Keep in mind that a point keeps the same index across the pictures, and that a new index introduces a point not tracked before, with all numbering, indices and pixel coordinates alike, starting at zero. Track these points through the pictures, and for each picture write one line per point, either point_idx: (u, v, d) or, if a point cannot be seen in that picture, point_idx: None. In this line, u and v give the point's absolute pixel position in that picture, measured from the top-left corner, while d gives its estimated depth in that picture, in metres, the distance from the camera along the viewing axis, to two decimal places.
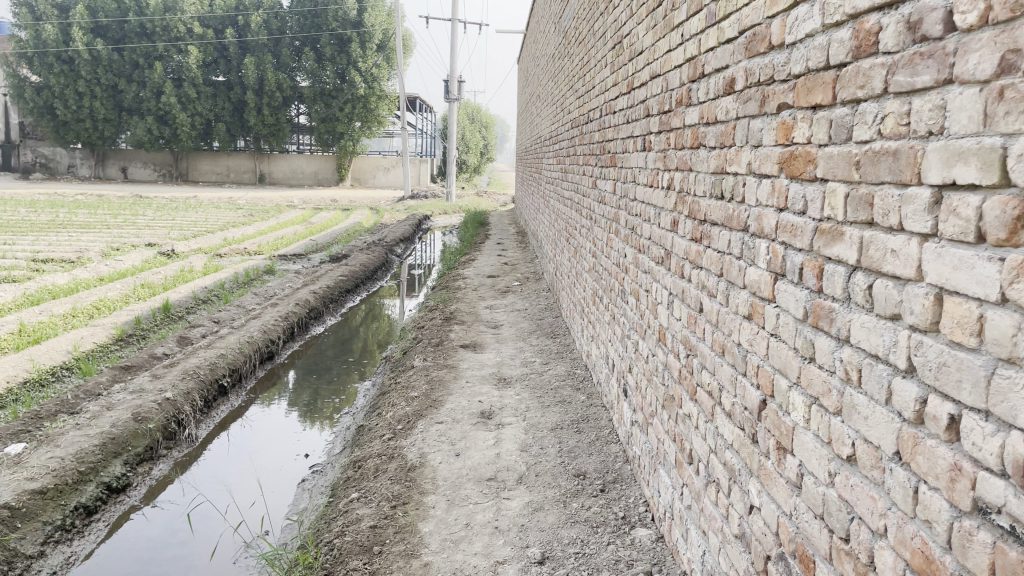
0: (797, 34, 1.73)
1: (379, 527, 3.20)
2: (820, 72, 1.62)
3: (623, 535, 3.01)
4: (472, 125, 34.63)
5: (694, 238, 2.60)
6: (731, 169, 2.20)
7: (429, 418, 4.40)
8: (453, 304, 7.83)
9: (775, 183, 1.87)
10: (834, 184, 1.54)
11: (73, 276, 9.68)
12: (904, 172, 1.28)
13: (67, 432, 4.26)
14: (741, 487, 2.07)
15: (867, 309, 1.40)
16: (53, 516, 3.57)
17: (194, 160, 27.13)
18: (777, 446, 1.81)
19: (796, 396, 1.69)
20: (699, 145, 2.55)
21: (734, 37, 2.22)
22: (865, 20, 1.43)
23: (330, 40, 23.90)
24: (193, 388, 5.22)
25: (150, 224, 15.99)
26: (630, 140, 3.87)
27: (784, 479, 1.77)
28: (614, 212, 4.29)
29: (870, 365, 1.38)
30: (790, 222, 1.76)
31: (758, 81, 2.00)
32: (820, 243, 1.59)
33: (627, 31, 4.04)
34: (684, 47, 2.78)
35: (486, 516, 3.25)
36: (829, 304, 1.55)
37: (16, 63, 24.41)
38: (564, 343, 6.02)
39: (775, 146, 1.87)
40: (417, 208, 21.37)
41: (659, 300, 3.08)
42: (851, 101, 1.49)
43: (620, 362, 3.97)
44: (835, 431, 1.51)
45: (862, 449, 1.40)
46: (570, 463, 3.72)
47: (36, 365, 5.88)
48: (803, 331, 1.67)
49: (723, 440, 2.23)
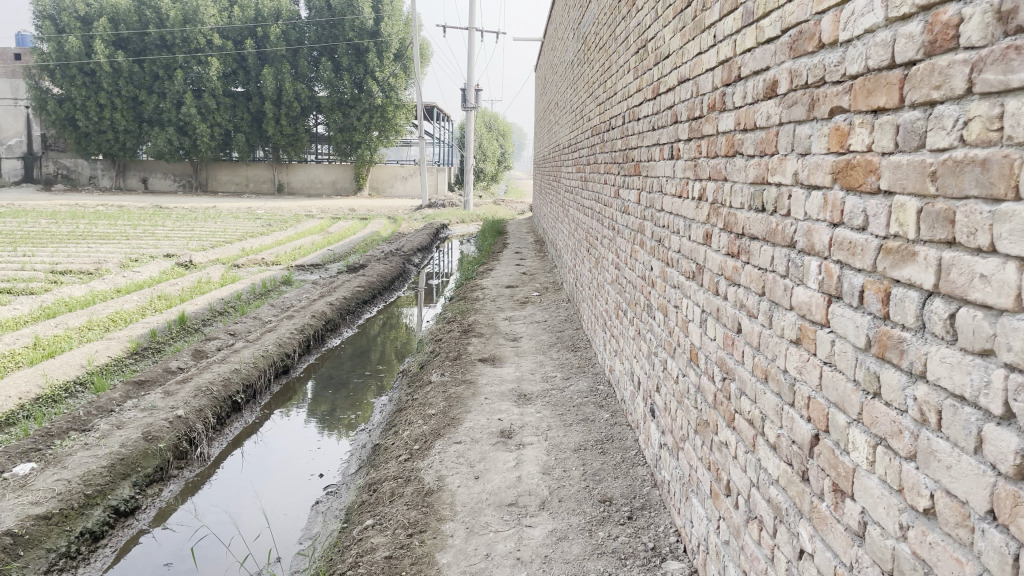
0: (855, 31, 1.56)
1: (394, 558, 3.04)
2: (883, 72, 1.45)
3: (653, 569, 2.82)
4: (490, 134, 34.66)
5: (730, 253, 2.41)
6: (774, 180, 2.02)
7: (447, 437, 4.24)
8: (472, 316, 7.67)
9: (828, 196, 1.69)
10: (903, 198, 1.36)
11: (90, 288, 9.61)
12: (995, 186, 1.11)
13: (75, 452, 4.14)
14: (789, 528, 1.88)
15: (948, 341, 1.22)
16: (57, 543, 3.44)
17: (213, 171, 27.25)
18: (833, 488, 1.63)
19: (857, 434, 1.51)
20: (735, 153, 2.37)
21: (776, 37, 2.04)
22: (941, 12, 1.26)
23: (347, 50, 23.94)
24: (205, 406, 5.08)
25: (170, 234, 15.96)
26: (655, 147, 3.70)
27: (843, 526, 1.58)
28: (638, 222, 4.11)
29: (952, 407, 1.20)
30: (846, 239, 1.58)
31: (806, 83, 1.82)
32: (886, 263, 1.42)
33: (651, 34, 3.88)
34: (717, 49, 2.60)
35: (507, 546, 3.07)
36: (899, 334, 1.37)
37: (38, 75, 24.67)
38: (586, 356, 5.84)
39: (827, 154, 1.70)
40: (434, 216, 21.23)
41: (690, 317, 2.91)
42: (923, 104, 1.31)
43: (646, 380, 3.78)
44: (908, 479, 1.32)
45: (944, 503, 1.22)
46: (595, 488, 3.53)
47: (49, 380, 5.76)
48: (865, 361, 1.49)
49: (767, 474, 2.04)
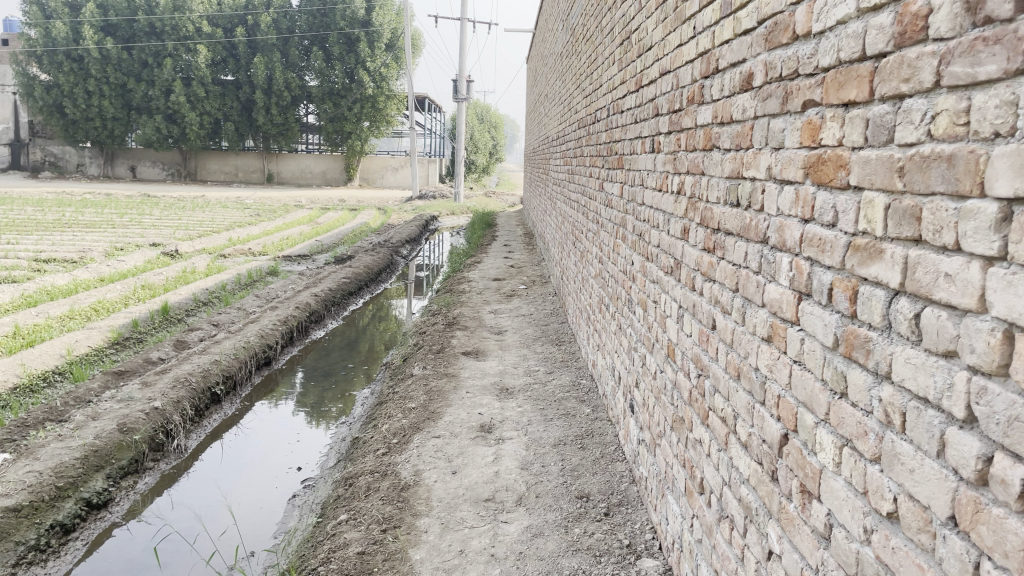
0: (827, 22, 1.52)
1: (367, 554, 3.00)
2: (854, 64, 1.41)
3: (628, 566, 2.79)
4: (481, 126, 34.57)
5: (706, 248, 2.38)
6: (749, 174, 1.99)
7: (427, 432, 4.20)
8: (457, 308, 7.63)
9: (799, 191, 1.65)
10: (872, 194, 1.33)
11: (74, 276, 9.52)
12: (961, 182, 1.08)
13: (48, 443, 4.08)
14: (758, 528, 1.86)
15: (912, 341, 1.18)
16: (26, 536, 3.39)
17: (203, 160, 27.06)
18: (801, 488, 1.60)
19: (824, 435, 1.48)
20: (712, 147, 2.34)
21: (753, 28, 2.00)
22: (911, 2, 1.22)
23: (338, 39, 23.77)
24: (184, 397, 5.03)
25: (157, 223, 15.84)
26: (637, 140, 3.66)
27: (810, 528, 1.55)
28: (621, 216, 4.08)
29: (916, 409, 1.17)
30: (816, 235, 1.55)
31: (780, 76, 1.78)
32: (854, 261, 1.38)
33: (635, 25, 3.83)
34: (696, 41, 2.56)
35: (482, 542, 3.03)
36: (865, 333, 1.33)
37: (24, 61, 24.41)
38: (569, 350, 5.81)
39: (800, 149, 1.66)
40: (424, 208, 21.15)
41: (668, 312, 2.87)
42: (893, 97, 1.27)
43: (626, 375, 3.75)
44: (873, 481, 1.29)
45: (907, 508, 1.19)
46: (572, 484, 3.50)
47: (27, 369, 5.69)
48: (833, 360, 1.46)
49: (739, 473, 2.02)
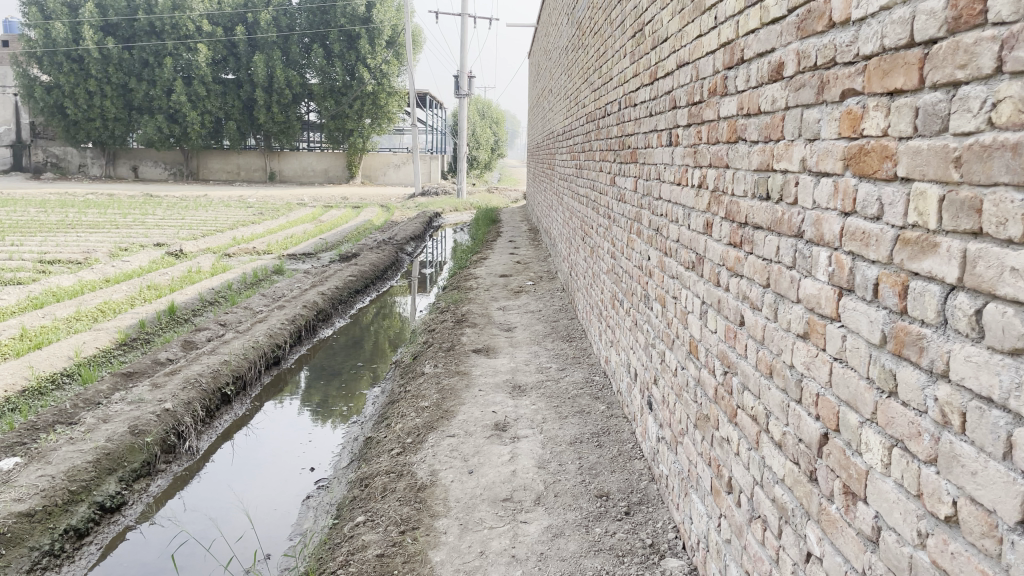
0: (869, 8, 1.47)
1: (386, 556, 2.96)
2: (900, 51, 1.36)
3: (652, 567, 2.75)
4: (483, 122, 34.49)
5: (732, 242, 2.33)
6: (779, 167, 1.94)
7: (441, 431, 4.16)
8: (466, 305, 7.59)
9: (838, 183, 1.61)
10: (923, 185, 1.28)
11: (79, 277, 9.48)
12: None
13: (60, 447, 4.04)
14: (795, 530, 1.81)
15: (973, 338, 1.14)
16: (40, 541, 3.35)
17: (204, 159, 27.01)
18: (843, 490, 1.56)
19: (871, 435, 1.44)
20: (738, 139, 2.28)
21: (783, 17, 1.95)
22: None
23: (339, 36, 23.67)
24: (194, 398, 4.99)
25: (160, 223, 15.78)
26: (653, 134, 3.61)
27: (855, 531, 1.51)
28: (635, 210, 4.03)
29: (978, 409, 1.12)
30: (859, 229, 1.50)
31: (815, 65, 1.73)
32: (904, 255, 1.33)
33: (648, 17, 3.78)
34: (718, 31, 2.51)
35: (502, 543, 2.99)
36: (917, 329, 1.29)
37: (25, 62, 24.36)
38: (581, 347, 5.76)
39: (838, 139, 1.61)
40: (428, 205, 21.08)
41: (690, 308, 2.83)
42: (946, 84, 1.23)
43: (644, 372, 3.70)
44: (928, 484, 1.25)
45: (969, 512, 1.14)
46: (591, 482, 3.46)
47: (35, 372, 5.66)
48: (879, 358, 1.41)
49: (772, 473, 1.97)
